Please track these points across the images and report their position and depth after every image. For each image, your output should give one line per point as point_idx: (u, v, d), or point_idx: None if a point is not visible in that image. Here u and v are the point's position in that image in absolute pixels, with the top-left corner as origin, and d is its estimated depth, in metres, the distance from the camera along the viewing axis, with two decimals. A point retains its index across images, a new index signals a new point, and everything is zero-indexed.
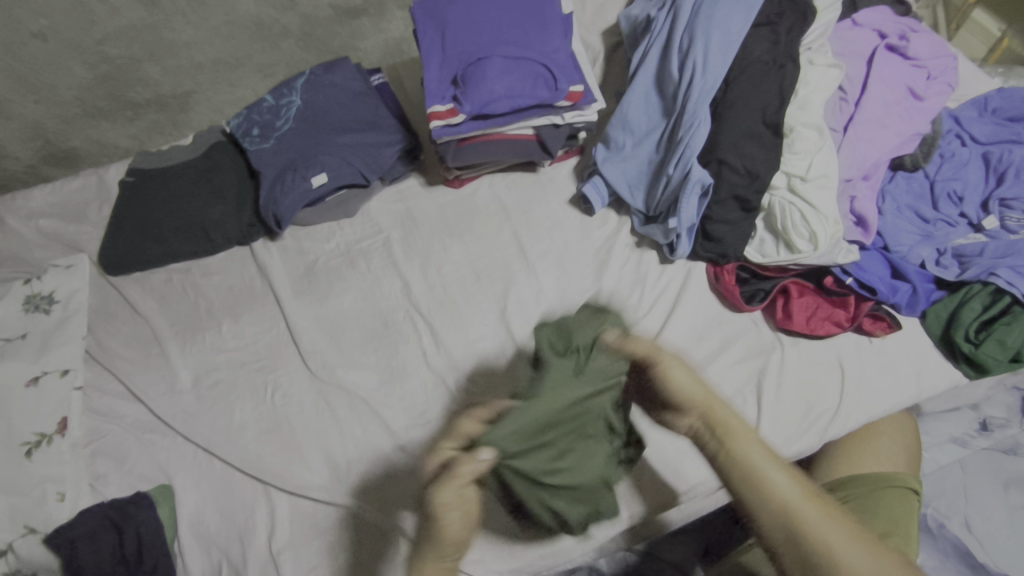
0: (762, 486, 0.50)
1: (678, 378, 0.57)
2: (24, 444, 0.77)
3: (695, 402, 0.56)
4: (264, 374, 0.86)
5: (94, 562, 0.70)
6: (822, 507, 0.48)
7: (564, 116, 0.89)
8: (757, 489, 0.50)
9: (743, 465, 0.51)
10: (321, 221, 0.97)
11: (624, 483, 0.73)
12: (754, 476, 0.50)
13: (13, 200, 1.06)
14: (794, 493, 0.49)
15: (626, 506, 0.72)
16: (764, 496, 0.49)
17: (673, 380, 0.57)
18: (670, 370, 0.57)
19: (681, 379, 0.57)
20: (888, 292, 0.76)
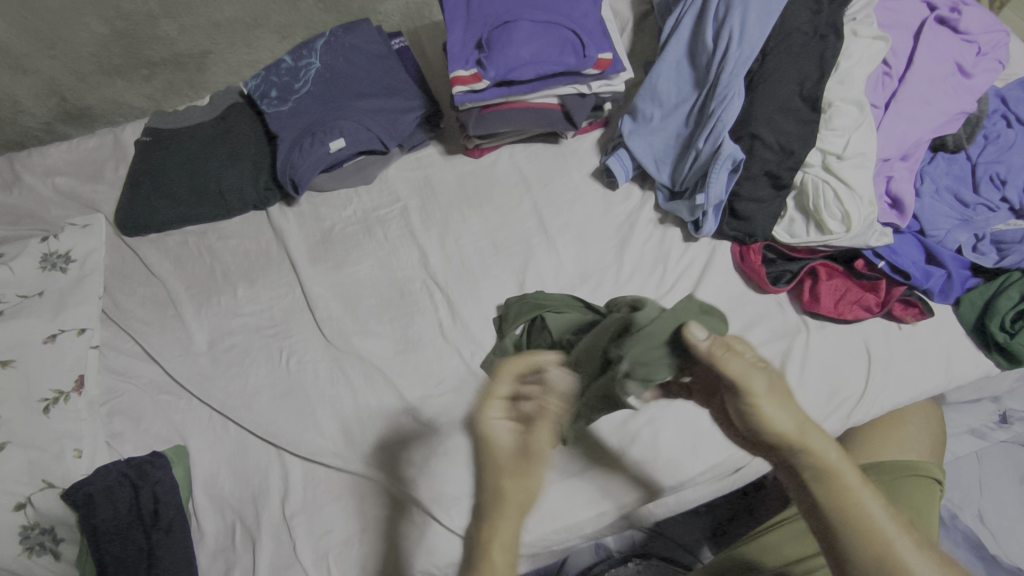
0: (860, 513, 0.49)
1: (773, 412, 0.52)
2: (42, 401, 0.76)
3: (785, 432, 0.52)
4: (280, 340, 0.85)
5: (110, 518, 0.70)
6: (911, 535, 0.48)
7: (590, 85, 0.86)
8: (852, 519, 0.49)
9: (840, 494, 0.50)
10: (338, 187, 0.95)
11: (637, 462, 0.73)
12: (850, 506, 0.49)
13: (28, 157, 1.05)
14: (886, 521, 0.48)
15: (640, 485, 0.72)
16: (855, 523, 0.49)
17: (766, 412, 0.52)
18: (762, 403, 0.52)
19: (778, 411, 0.52)
20: (921, 277, 0.74)
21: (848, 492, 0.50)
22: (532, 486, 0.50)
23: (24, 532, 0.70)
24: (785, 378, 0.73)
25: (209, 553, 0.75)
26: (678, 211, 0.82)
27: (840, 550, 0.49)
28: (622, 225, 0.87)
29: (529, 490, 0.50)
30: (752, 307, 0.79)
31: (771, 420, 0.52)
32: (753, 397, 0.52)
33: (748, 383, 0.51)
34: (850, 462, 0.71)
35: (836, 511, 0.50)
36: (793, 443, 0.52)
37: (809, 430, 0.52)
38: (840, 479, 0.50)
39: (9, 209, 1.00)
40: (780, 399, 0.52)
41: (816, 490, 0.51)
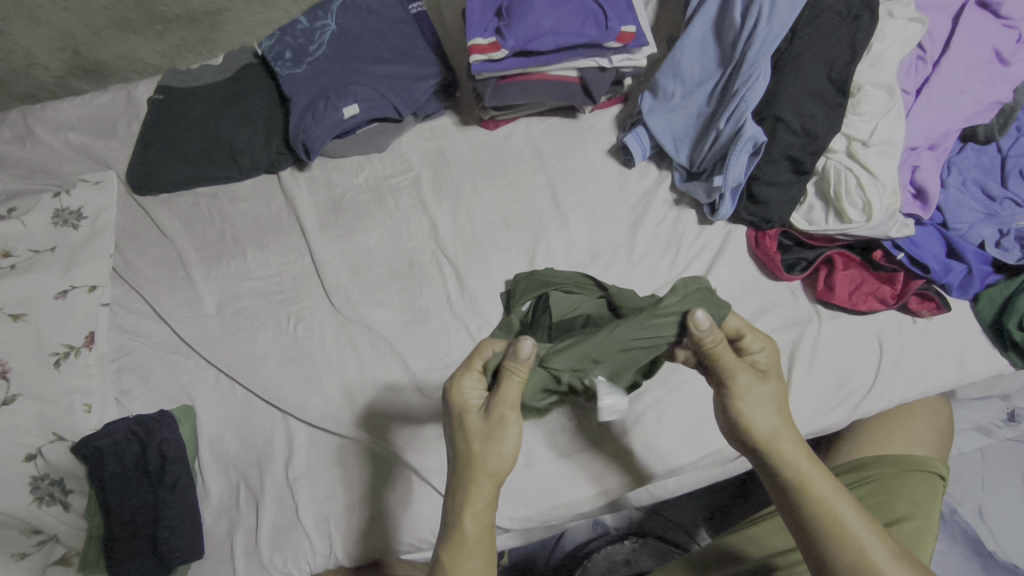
0: (832, 519, 0.52)
1: (753, 414, 0.56)
2: (53, 354, 0.77)
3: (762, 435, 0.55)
4: (287, 305, 0.85)
5: (117, 472, 0.72)
6: (885, 543, 0.51)
7: (611, 59, 0.84)
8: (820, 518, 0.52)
9: (814, 501, 0.53)
10: (350, 154, 0.94)
11: (639, 442, 0.73)
12: (826, 513, 0.52)
13: (41, 110, 1.04)
14: (860, 528, 0.51)
15: (641, 465, 0.72)
16: (831, 531, 0.51)
17: (746, 414, 0.56)
18: (740, 403, 0.56)
19: (759, 413, 0.55)
20: (940, 272, 0.72)
21: (822, 499, 0.53)
22: (501, 458, 0.53)
23: (34, 482, 0.71)
24: (793, 367, 0.72)
25: (214, 512, 0.77)
26: (695, 192, 0.81)
27: (817, 555, 0.52)
28: (636, 205, 0.86)
29: (498, 453, 0.53)
30: (764, 294, 0.78)
31: (750, 421, 0.56)
32: (735, 397, 0.56)
33: (730, 380, 0.56)
34: (854, 454, 0.71)
35: (811, 517, 0.53)
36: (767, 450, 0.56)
37: (784, 435, 0.55)
38: (810, 482, 0.54)
39: (23, 162, 1.00)
40: (760, 400, 0.56)
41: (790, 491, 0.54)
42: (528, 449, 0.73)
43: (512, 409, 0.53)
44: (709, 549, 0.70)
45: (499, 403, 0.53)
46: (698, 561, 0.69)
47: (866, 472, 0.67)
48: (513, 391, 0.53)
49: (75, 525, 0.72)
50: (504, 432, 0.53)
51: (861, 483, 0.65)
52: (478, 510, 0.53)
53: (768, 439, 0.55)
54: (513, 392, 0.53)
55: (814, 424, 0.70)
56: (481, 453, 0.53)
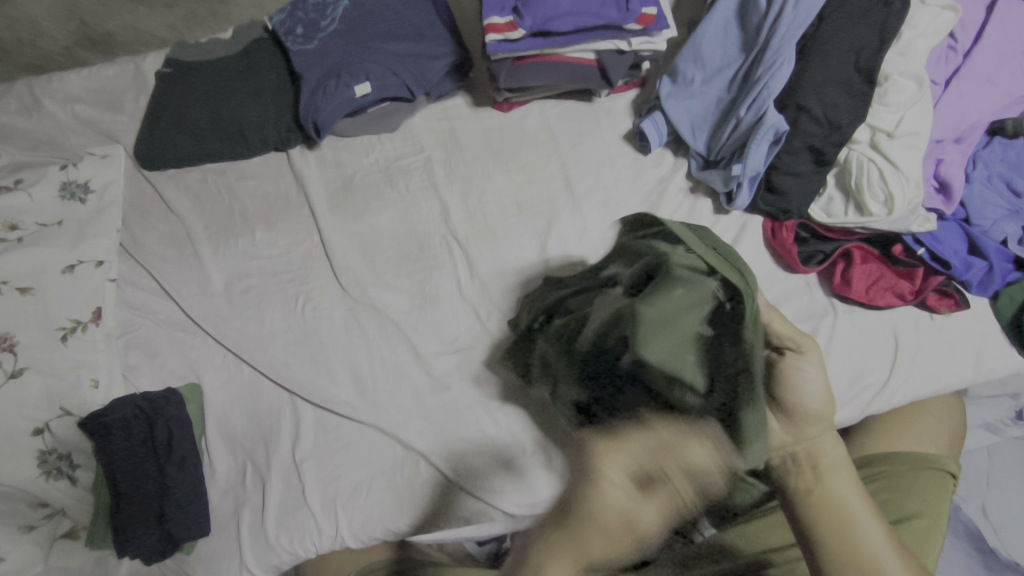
0: (850, 511, 0.55)
1: (807, 383, 0.58)
2: (60, 329, 0.76)
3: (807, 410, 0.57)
4: (296, 285, 0.85)
5: (126, 449, 0.72)
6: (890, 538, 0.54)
7: (630, 41, 0.82)
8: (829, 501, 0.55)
9: (829, 488, 0.55)
10: (360, 133, 0.92)
11: None
12: (840, 503, 0.55)
13: (48, 81, 1.02)
14: (871, 523, 0.54)
15: None
16: (831, 520, 0.54)
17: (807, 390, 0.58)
18: (801, 373, 0.58)
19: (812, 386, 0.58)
20: (961, 268, 0.71)
21: (838, 492, 0.55)
22: (614, 507, 0.43)
23: (42, 456, 0.71)
24: None
25: (220, 490, 0.77)
26: (711, 180, 0.80)
27: (817, 538, 0.54)
28: (651, 192, 0.85)
29: (605, 505, 0.44)
30: (779, 286, 0.77)
31: (805, 392, 0.57)
32: (793, 367, 0.58)
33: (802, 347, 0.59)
34: (864, 449, 0.70)
35: (814, 503, 0.55)
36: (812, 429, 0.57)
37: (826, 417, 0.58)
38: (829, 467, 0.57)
39: (29, 134, 0.99)
40: (817, 377, 0.58)
41: (817, 470, 0.56)
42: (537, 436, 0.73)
43: (627, 465, 0.45)
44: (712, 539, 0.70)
45: (604, 453, 0.48)
46: None
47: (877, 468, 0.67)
48: (633, 441, 0.46)
49: (81, 498, 0.73)
50: (608, 482, 0.45)
51: (874, 478, 0.65)
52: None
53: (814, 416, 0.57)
54: (633, 442, 0.46)
55: None
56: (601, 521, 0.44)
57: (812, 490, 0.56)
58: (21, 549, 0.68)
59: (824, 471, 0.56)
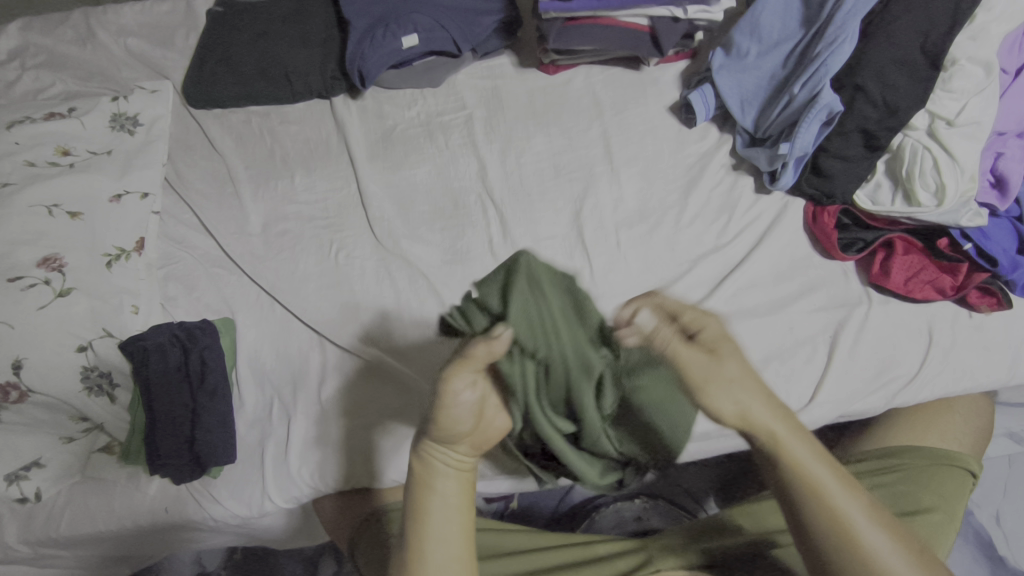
0: (841, 521, 0.49)
1: (720, 400, 0.52)
2: (105, 255, 0.79)
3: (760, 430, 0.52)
4: (330, 232, 0.86)
5: (162, 373, 0.74)
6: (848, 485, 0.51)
7: (686, 9, 0.80)
8: (824, 515, 0.50)
9: (834, 517, 0.50)
10: (404, 87, 0.93)
11: None
12: (843, 522, 0.49)
13: (103, 13, 1.04)
14: (859, 517, 0.49)
15: None
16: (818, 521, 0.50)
17: (711, 389, 0.52)
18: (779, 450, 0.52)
19: (727, 399, 0.52)
20: (1008, 267, 0.68)
21: (838, 513, 0.50)
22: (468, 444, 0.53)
23: (85, 372, 0.73)
24: (835, 347, 0.71)
25: (248, 421, 0.80)
26: (755, 159, 0.78)
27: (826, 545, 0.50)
28: (692, 166, 0.83)
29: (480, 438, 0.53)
30: (815, 271, 0.76)
31: (718, 410, 0.52)
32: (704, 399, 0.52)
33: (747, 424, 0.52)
34: (884, 441, 0.70)
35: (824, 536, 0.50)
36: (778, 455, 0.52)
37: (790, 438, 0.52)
38: (812, 473, 0.51)
39: (82, 63, 1.01)
40: (730, 390, 0.52)
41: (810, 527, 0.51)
42: None
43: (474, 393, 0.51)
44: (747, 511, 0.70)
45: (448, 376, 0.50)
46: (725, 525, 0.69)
47: (896, 460, 0.67)
48: (468, 375, 0.50)
49: (119, 416, 0.76)
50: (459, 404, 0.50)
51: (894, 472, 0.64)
52: (443, 505, 0.53)
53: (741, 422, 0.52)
54: (468, 377, 0.50)
55: (847, 406, 0.69)
56: (436, 475, 0.53)
57: (815, 513, 0.50)
58: (61, 457, 0.75)
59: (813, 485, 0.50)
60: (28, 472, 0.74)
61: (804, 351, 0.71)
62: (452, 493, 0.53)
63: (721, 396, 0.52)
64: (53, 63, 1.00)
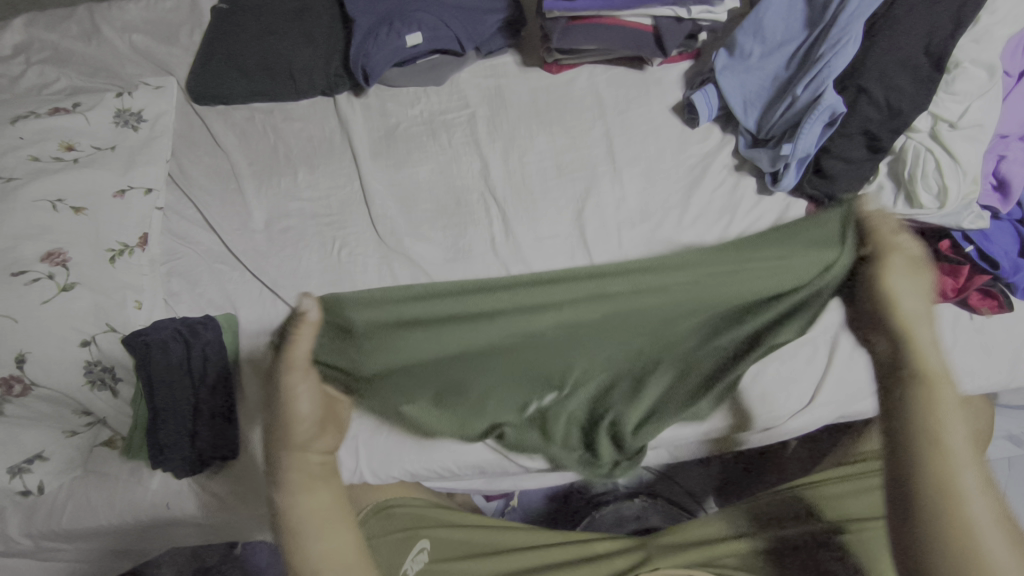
0: (952, 493, 0.41)
1: (899, 290, 0.50)
2: (109, 250, 0.79)
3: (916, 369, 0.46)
4: (333, 229, 0.86)
5: (164, 369, 0.74)
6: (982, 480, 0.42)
7: (690, 9, 0.80)
8: (944, 490, 0.41)
9: (941, 480, 0.42)
10: (407, 85, 0.93)
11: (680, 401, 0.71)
12: (949, 488, 0.41)
13: (108, 9, 1.04)
14: (970, 484, 0.41)
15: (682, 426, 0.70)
16: (929, 474, 0.42)
17: (897, 291, 0.50)
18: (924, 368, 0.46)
19: (911, 294, 0.50)
20: (1010, 270, 0.67)
21: (956, 483, 0.42)
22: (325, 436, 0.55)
23: (88, 366, 0.74)
24: (835, 349, 0.71)
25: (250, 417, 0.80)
26: (758, 159, 0.77)
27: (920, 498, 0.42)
28: (694, 166, 0.83)
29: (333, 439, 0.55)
30: None
31: (895, 295, 0.50)
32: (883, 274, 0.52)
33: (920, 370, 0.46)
34: (884, 442, 0.70)
35: (927, 487, 0.42)
36: (925, 387, 0.45)
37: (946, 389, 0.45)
38: (955, 455, 0.42)
39: (87, 59, 1.01)
40: (915, 286, 0.50)
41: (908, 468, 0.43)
42: None
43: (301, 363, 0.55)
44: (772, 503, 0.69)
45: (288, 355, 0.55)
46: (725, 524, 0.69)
47: None
48: (301, 345, 0.55)
49: (121, 411, 0.76)
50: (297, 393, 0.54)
51: None
52: (316, 502, 0.52)
53: (906, 321, 0.49)
54: (301, 347, 0.55)
55: (847, 407, 0.70)
56: (298, 479, 0.52)
57: (922, 466, 0.43)
58: (63, 451, 0.75)
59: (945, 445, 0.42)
60: (31, 465, 0.74)
61: (803, 352, 0.72)
62: (320, 491, 0.52)
63: (904, 310, 0.49)
64: (58, 58, 1.01)
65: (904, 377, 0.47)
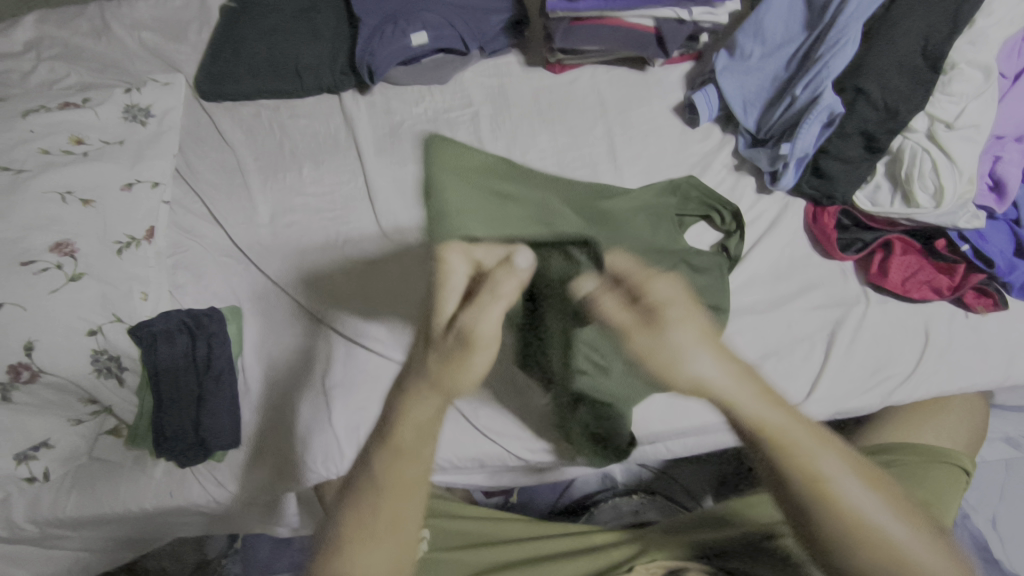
0: (843, 515, 0.55)
1: (694, 365, 0.49)
2: (116, 243, 0.81)
3: (772, 429, 0.55)
4: (337, 225, 0.88)
5: (170, 360, 0.75)
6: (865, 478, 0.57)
7: (691, 11, 0.81)
8: (836, 532, 0.55)
9: (824, 503, 0.55)
10: (412, 84, 0.94)
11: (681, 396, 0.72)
12: (821, 490, 0.55)
13: (117, 7, 1.06)
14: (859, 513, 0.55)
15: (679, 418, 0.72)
16: (833, 515, 0.56)
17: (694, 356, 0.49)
18: (783, 427, 0.55)
19: (707, 367, 0.49)
20: (1005, 269, 0.69)
21: (827, 486, 0.55)
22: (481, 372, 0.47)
23: (94, 355, 0.75)
24: (832, 346, 0.72)
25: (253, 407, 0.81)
26: (757, 159, 0.78)
27: (832, 542, 0.56)
28: (695, 165, 0.84)
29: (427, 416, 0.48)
30: (815, 269, 0.76)
31: (707, 376, 0.50)
32: (676, 371, 0.49)
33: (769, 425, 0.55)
34: (879, 438, 0.71)
35: (836, 532, 0.55)
36: (787, 457, 0.55)
37: (795, 428, 0.56)
38: (808, 460, 0.56)
39: (96, 55, 1.03)
40: (703, 349, 0.49)
41: (812, 516, 0.56)
42: None
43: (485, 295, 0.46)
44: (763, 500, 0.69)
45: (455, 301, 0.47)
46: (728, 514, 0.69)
47: (890, 456, 0.67)
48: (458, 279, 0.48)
49: (127, 399, 0.77)
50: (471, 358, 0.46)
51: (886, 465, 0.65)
52: (375, 462, 0.49)
53: (773, 432, 0.55)
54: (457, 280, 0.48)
55: (844, 404, 0.70)
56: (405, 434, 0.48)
57: (813, 521, 0.56)
58: (69, 439, 0.76)
59: (812, 477, 0.56)
60: (37, 453, 0.74)
61: (802, 350, 0.72)
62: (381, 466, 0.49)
63: (689, 375, 0.50)
64: (68, 55, 1.02)
65: (766, 450, 0.57)
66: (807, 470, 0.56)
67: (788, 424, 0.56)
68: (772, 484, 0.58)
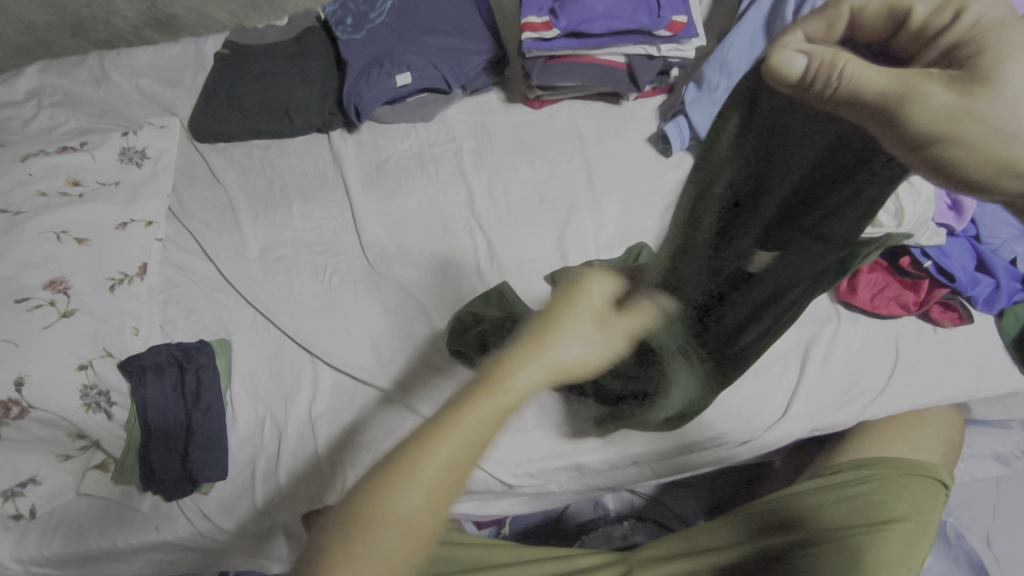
0: (873, 544, 0.61)
1: (814, 500, 0.67)
2: (109, 279, 0.83)
3: (798, 530, 0.64)
4: (326, 257, 0.90)
5: (160, 397, 0.77)
6: (892, 539, 0.62)
7: (660, 47, 0.88)
8: (851, 537, 0.62)
9: (849, 541, 0.61)
10: (398, 121, 0.99)
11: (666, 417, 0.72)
12: (902, 542, 0.62)
13: (117, 56, 1.11)
14: (890, 551, 0.61)
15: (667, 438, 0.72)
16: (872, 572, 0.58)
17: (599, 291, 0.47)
18: (798, 505, 0.67)
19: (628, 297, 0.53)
20: (967, 284, 0.72)
21: (867, 532, 0.62)
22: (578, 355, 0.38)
23: (84, 390, 0.74)
24: (807, 362, 0.74)
25: (240, 439, 0.81)
26: None
27: (866, 556, 0.60)
28: (669, 192, 0.88)
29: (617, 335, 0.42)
30: None
31: (810, 514, 0.66)
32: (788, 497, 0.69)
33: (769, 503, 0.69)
34: (858, 453, 0.72)
35: (858, 551, 0.60)
36: (856, 524, 0.63)
37: (823, 522, 0.64)
38: (888, 523, 0.63)
39: (95, 102, 1.07)
40: (823, 501, 0.67)
41: (834, 546, 0.61)
42: (540, 414, 0.77)
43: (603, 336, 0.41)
44: (742, 516, 0.69)
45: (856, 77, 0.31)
46: (715, 531, 0.68)
47: (869, 470, 0.69)
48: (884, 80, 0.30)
49: (115, 433, 0.76)
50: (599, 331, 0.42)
51: (861, 483, 0.68)
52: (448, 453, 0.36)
53: (777, 515, 0.67)
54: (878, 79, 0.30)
55: (820, 420, 0.72)
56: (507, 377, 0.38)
57: (833, 548, 0.61)
58: (57, 476, 0.75)
59: (830, 531, 0.63)
60: (24, 489, 0.73)
61: (778, 368, 0.74)
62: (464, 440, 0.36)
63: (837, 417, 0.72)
64: (68, 102, 1.07)
65: (786, 530, 0.65)
66: (822, 516, 0.65)
67: (794, 520, 0.66)
68: (779, 549, 0.63)
